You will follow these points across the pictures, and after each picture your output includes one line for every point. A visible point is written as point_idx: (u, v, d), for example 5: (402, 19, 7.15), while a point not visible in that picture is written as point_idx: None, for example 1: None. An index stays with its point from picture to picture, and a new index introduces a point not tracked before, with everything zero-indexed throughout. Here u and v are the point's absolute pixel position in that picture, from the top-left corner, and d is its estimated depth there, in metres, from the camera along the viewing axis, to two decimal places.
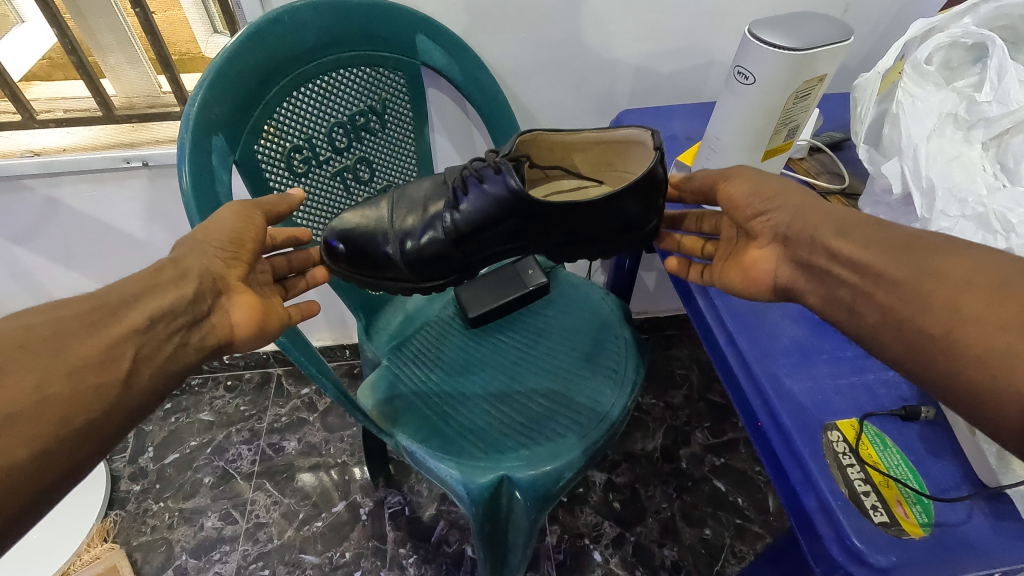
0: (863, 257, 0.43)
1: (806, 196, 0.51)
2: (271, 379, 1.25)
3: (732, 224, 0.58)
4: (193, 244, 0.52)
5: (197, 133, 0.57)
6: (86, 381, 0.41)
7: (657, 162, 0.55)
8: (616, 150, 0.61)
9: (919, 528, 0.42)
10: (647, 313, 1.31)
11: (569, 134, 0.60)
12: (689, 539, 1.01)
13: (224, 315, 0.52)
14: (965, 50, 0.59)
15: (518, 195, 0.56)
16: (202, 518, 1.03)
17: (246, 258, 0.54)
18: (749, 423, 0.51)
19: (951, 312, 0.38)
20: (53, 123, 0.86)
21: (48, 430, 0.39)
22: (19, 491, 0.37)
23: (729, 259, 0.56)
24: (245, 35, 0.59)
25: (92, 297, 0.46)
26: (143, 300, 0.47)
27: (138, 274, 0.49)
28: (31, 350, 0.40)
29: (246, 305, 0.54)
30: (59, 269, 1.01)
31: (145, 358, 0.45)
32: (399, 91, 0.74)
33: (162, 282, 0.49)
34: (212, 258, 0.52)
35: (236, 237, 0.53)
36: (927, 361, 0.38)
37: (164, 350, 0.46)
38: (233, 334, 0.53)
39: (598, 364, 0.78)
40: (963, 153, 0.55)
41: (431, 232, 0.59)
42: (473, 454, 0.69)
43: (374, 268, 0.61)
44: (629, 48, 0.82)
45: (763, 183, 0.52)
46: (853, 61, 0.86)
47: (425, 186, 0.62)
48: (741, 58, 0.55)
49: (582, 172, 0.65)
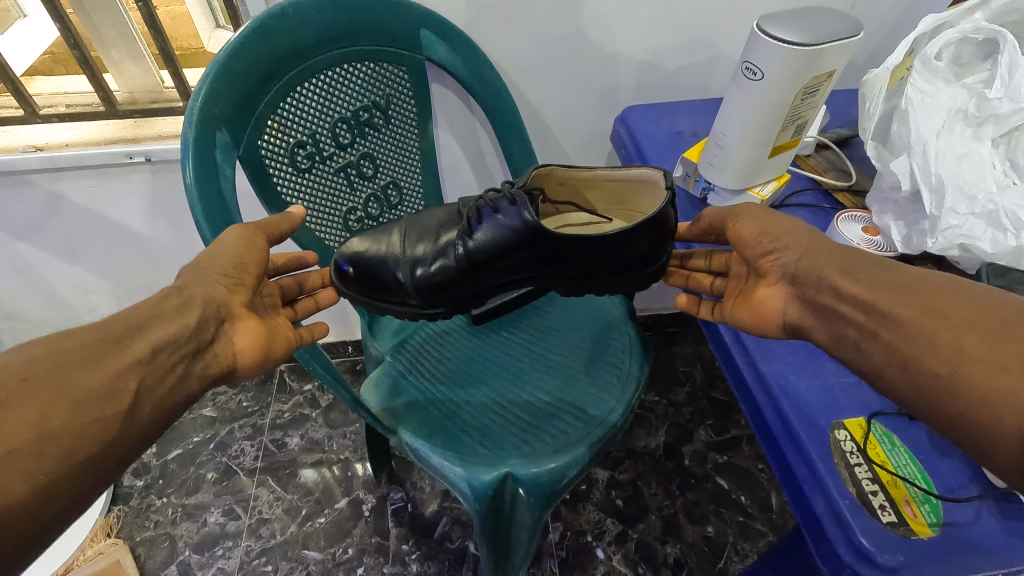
0: (860, 302, 0.43)
1: (812, 237, 0.50)
2: (274, 375, 1.25)
3: (740, 263, 0.58)
4: (195, 269, 0.52)
5: (200, 129, 0.56)
6: (86, 413, 0.41)
7: (668, 204, 0.56)
8: (629, 189, 0.61)
9: (927, 528, 0.41)
10: (650, 309, 1.31)
11: (586, 170, 0.60)
12: (692, 536, 1.01)
13: (227, 342, 0.52)
14: (976, 45, 0.58)
15: (533, 226, 0.56)
16: (206, 514, 1.03)
17: (250, 283, 0.54)
18: (756, 422, 0.51)
19: (952, 345, 0.38)
20: (55, 118, 0.85)
21: (48, 465, 0.39)
22: (16, 528, 0.37)
23: (740, 296, 0.55)
24: (247, 30, 0.59)
25: (96, 328, 0.46)
26: (147, 329, 0.47)
27: (143, 303, 0.49)
28: (33, 382, 0.40)
29: (250, 331, 0.53)
30: (62, 265, 1.01)
31: (147, 390, 0.45)
32: (403, 86, 0.74)
33: (166, 310, 0.49)
34: (215, 285, 0.52)
35: (239, 263, 0.53)
36: (936, 374, 0.38)
37: (166, 382, 0.46)
38: (236, 362, 0.52)
39: (601, 361, 0.78)
40: (972, 150, 0.55)
41: (441, 260, 0.59)
42: (477, 450, 0.69)
43: (383, 292, 0.61)
44: (634, 44, 0.82)
45: (772, 223, 0.52)
46: (860, 57, 0.85)
47: (438, 215, 0.62)
48: (750, 53, 0.55)
49: (595, 209, 0.65)
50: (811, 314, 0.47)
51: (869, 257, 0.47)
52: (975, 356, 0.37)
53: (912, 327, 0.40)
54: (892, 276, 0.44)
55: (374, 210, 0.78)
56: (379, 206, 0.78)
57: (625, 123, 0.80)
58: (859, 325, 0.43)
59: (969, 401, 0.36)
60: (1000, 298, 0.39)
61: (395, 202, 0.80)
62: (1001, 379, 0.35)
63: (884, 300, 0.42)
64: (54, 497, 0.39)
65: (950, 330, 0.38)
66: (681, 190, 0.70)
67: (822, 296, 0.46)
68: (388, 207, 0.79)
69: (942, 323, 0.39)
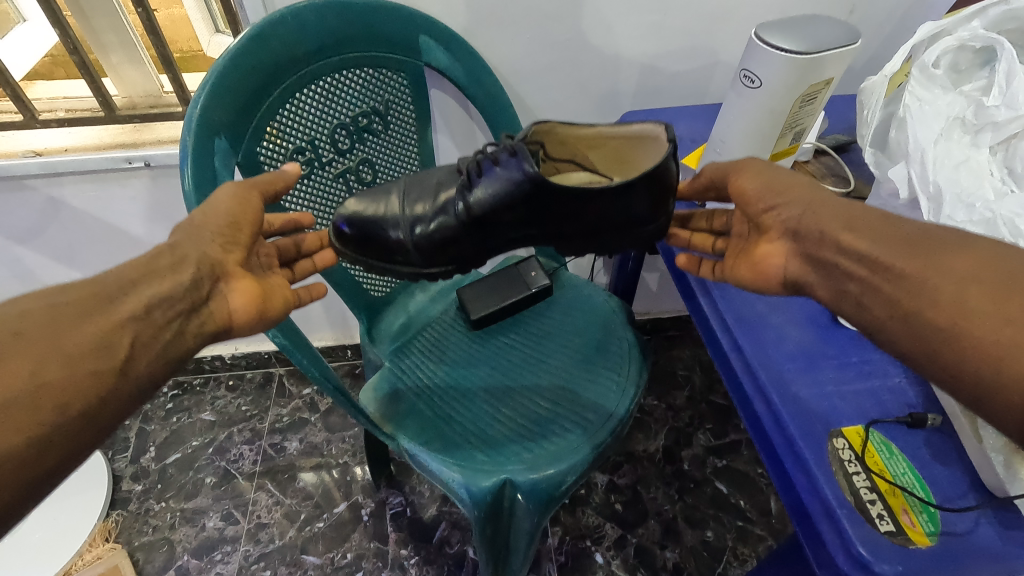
0: (863, 258, 0.43)
1: (815, 192, 0.50)
2: (273, 378, 1.25)
3: (742, 220, 0.57)
4: (189, 227, 0.52)
5: (200, 136, 0.56)
6: (81, 367, 0.41)
7: (669, 157, 0.55)
8: (630, 146, 0.61)
9: (925, 538, 0.41)
10: (649, 313, 1.31)
11: (586, 126, 0.59)
12: (691, 541, 1.01)
13: (223, 300, 0.52)
14: (973, 53, 0.58)
15: (534, 177, 0.55)
16: (204, 518, 1.03)
17: (244, 242, 0.54)
18: (755, 430, 0.51)
19: (957, 298, 0.38)
20: (54, 123, 0.85)
21: (44, 416, 0.39)
22: (14, 477, 0.37)
23: (741, 254, 0.55)
24: (247, 37, 0.59)
25: (92, 283, 0.46)
26: (140, 286, 0.47)
27: (137, 261, 0.49)
28: (27, 337, 0.40)
29: (245, 290, 0.53)
30: (61, 269, 1.00)
31: (142, 345, 0.45)
32: (402, 92, 0.74)
33: (159, 268, 0.49)
34: (209, 243, 0.51)
35: (233, 221, 0.53)
36: (938, 327, 0.38)
37: (161, 337, 0.46)
38: (231, 320, 0.52)
39: (600, 367, 0.78)
40: (970, 157, 0.54)
41: (441, 218, 0.59)
42: (475, 457, 0.69)
43: (383, 251, 0.61)
44: (633, 49, 0.82)
45: (774, 179, 0.52)
46: (859, 62, 0.85)
47: (438, 175, 0.62)
48: (747, 61, 0.55)
49: (596, 168, 0.65)
50: (812, 271, 0.47)
51: (872, 211, 0.47)
52: (981, 311, 0.37)
53: (915, 281, 0.40)
54: (899, 229, 0.44)
55: None
56: None
57: None
58: (859, 276, 0.43)
59: (973, 355, 0.36)
60: (1003, 251, 0.39)
61: None
62: (1004, 330, 0.35)
63: (886, 252, 0.42)
64: (50, 448, 0.39)
65: (955, 282, 0.38)
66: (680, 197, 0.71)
67: (817, 284, 0.47)
68: None
69: (946, 275, 0.39)
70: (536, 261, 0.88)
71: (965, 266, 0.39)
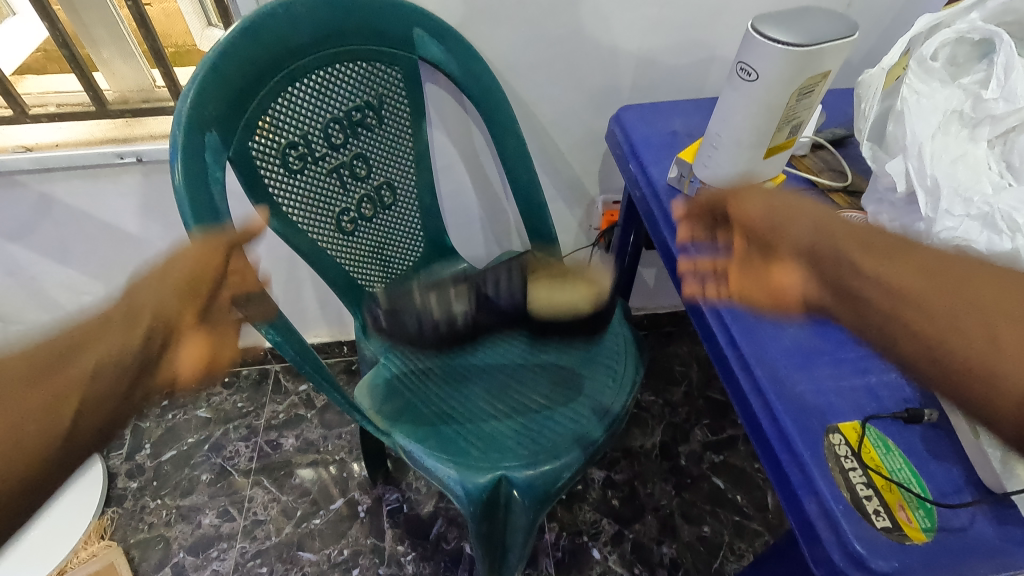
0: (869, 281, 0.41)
1: (824, 214, 0.47)
2: (269, 375, 1.24)
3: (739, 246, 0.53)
4: (141, 287, 0.48)
5: (189, 129, 0.56)
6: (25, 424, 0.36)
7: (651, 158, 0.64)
8: None
9: (921, 534, 0.41)
10: (646, 308, 1.30)
11: None
12: (688, 536, 1.01)
13: (171, 361, 0.47)
14: (972, 45, 0.58)
15: None
16: (200, 515, 1.03)
17: (198, 303, 0.49)
18: (751, 426, 0.51)
19: (949, 320, 0.36)
20: (45, 118, 0.84)
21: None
22: None
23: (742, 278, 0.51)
24: (237, 29, 0.58)
25: (33, 344, 0.41)
26: (87, 345, 0.42)
27: (81, 322, 0.44)
28: None
29: (195, 350, 0.49)
30: (53, 266, 0.99)
31: (88, 408, 0.40)
32: (396, 86, 0.74)
33: (106, 325, 0.44)
34: (162, 301, 0.47)
35: (186, 280, 0.49)
36: (928, 344, 0.37)
37: (110, 399, 0.41)
38: (179, 380, 0.47)
39: (596, 363, 0.78)
40: (968, 151, 0.54)
41: None
42: (471, 454, 0.68)
43: None
44: (630, 42, 0.81)
45: (779, 201, 0.49)
46: (856, 56, 0.85)
47: None
48: (744, 54, 0.54)
49: None
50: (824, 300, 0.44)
51: (888, 237, 0.44)
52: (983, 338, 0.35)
53: (917, 300, 0.38)
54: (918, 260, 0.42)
55: (367, 211, 0.77)
56: (372, 208, 0.77)
57: (620, 124, 0.80)
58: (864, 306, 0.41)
59: (960, 373, 0.35)
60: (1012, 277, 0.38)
61: (389, 203, 0.79)
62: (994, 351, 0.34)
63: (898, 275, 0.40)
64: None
65: (955, 303, 0.37)
66: (675, 191, 0.69)
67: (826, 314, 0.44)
68: (382, 208, 0.79)
69: (949, 294, 0.37)
70: (532, 256, 0.85)
71: (982, 295, 0.37)
